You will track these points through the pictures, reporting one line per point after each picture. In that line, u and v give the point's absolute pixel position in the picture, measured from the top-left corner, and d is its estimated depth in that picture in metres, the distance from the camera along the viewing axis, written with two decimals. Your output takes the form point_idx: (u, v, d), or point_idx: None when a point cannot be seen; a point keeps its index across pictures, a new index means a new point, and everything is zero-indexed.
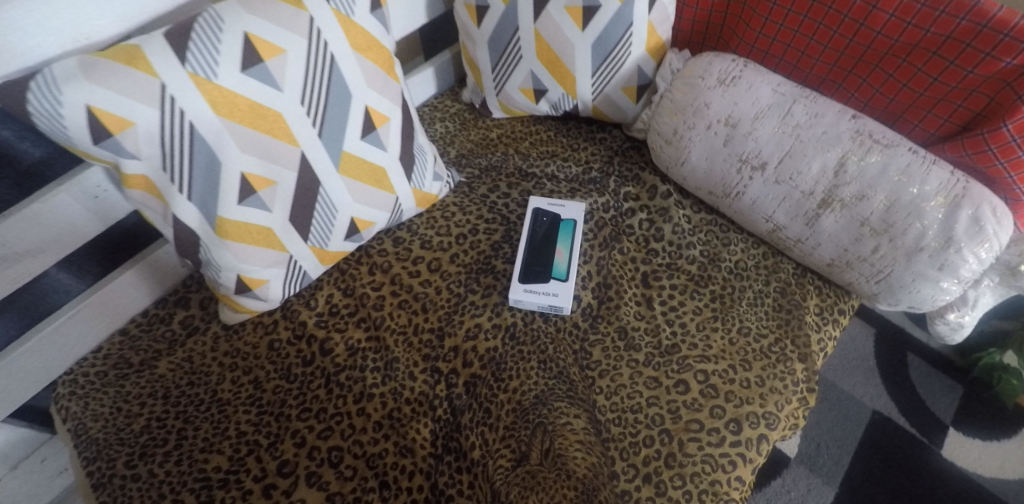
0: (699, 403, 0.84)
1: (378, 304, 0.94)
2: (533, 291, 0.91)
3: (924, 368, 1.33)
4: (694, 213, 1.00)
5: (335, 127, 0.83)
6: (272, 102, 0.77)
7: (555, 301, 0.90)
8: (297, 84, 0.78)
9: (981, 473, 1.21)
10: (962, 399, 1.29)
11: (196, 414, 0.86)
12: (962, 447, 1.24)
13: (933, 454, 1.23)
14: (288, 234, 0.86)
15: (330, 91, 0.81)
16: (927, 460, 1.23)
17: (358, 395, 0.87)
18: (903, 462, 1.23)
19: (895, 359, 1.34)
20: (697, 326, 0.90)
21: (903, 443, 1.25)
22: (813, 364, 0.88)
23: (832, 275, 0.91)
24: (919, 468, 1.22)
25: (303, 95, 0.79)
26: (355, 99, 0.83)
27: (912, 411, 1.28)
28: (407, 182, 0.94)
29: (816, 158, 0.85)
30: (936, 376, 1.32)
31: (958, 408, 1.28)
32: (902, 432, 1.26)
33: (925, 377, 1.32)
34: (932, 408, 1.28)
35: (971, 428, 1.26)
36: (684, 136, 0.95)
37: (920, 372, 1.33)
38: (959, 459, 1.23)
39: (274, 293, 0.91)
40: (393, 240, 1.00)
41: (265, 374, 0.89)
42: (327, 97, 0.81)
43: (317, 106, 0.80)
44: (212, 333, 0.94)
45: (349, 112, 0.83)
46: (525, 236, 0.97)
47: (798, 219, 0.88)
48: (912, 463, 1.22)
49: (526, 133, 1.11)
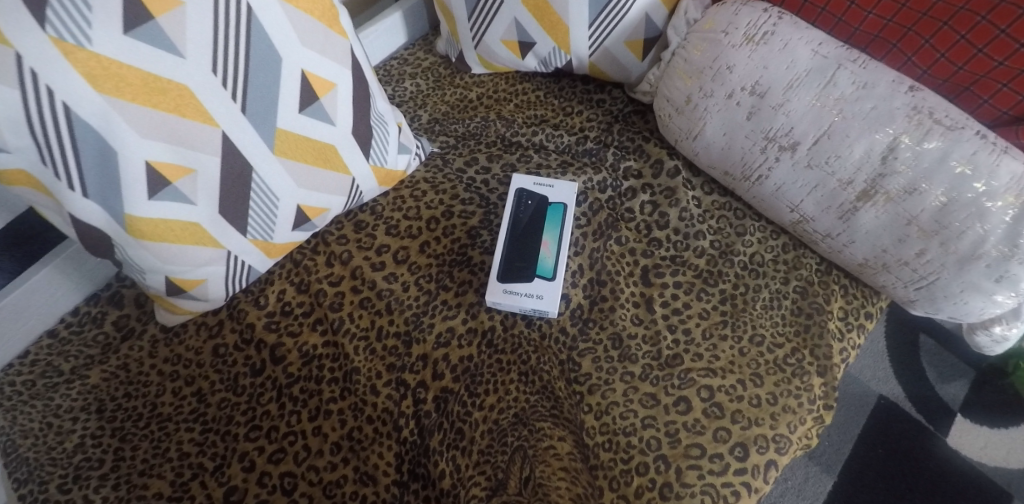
0: (701, 425, 0.73)
1: (337, 303, 0.81)
2: (514, 292, 0.78)
3: (937, 351, 1.22)
4: (705, 194, 0.86)
5: (264, 99, 0.67)
6: (173, 72, 0.61)
7: (540, 305, 0.77)
8: (209, 47, 0.62)
9: (986, 462, 1.13)
10: (975, 384, 1.19)
11: (134, 431, 0.76)
12: (967, 435, 1.15)
13: (938, 443, 1.15)
14: (221, 229, 0.72)
15: (251, 54, 0.65)
16: (935, 449, 1.14)
17: (314, 411, 0.76)
18: (909, 452, 1.14)
19: (907, 340, 1.24)
20: (703, 333, 0.78)
21: (908, 431, 1.16)
22: (833, 379, 0.77)
23: (863, 275, 0.78)
24: (927, 459, 1.13)
25: (215, 62, 0.63)
26: (287, 62, 0.67)
27: (920, 397, 1.19)
28: (364, 160, 0.79)
29: (860, 141, 0.70)
30: (949, 359, 1.22)
31: (968, 393, 1.18)
32: (909, 419, 1.17)
33: (937, 360, 1.22)
34: (938, 393, 1.19)
35: (979, 414, 1.16)
36: (699, 105, 0.79)
37: (932, 355, 1.22)
38: (964, 448, 1.14)
39: (215, 293, 0.79)
40: (354, 225, 0.86)
41: (209, 386, 0.79)
42: (248, 62, 0.65)
43: (236, 74, 0.64)
44: (150, 337, 0.82)
45: (282, 80, 0.68)
46: (506, 224, 0.83)
47: (830, 211, 0.74)
48: (919, 453, 1.14)
49: (511, 93, 0.95)
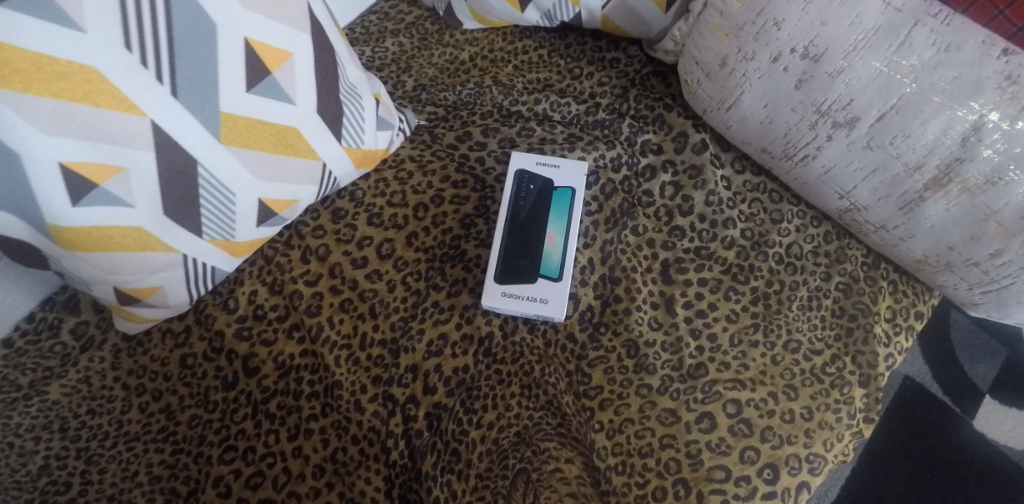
0: (727, 445, 0.65)
1: (315, 306, 0.72)
2: (514, 295, 0.68)
3: (968, 327, 1.09)
4: (735, 173, 0.75)
5: (200, 78, 0.55)
6: (70, 51, 0.49)
7: (544, 310, 0.68)
8: (114, 15, 0.50)
9: (1014, 446, 1.02)
10: (1008, 363, 1.06)
11: (101, 452, 0.68)
12: (995, 417, 1.04)
13: (964, 428, 1.03)
14: (171, 233, 0.62)
15: (173, 23, 0.52)
16: (963, 436, 1.03)
17: (293, 430, 0.68)
18: (936, 441, 1.03)
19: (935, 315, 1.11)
20: (730, 340, 0.69)
21: (934, 415, 1.04)
22: (877, 390, 0.68)
23: (919, 273, 0.68)
24: (956, 450, 1.02)
25: (127, 36, 0.51)
26: (224, 29, 0.55)
27: (948, 377, 1.06)
28: (336, 142, 0.67)
29: (936, 118, 0.57)
30: (980, 336, 1.09)
31: (999, 373, 1.06)
32: (935, 401, 1.05)
33: (968, 337, 1.09)
34: (967, 373, 1.06)
35: (1010, 395, 1.05)
36: (737, 70, 0.66)
37: (963, 331, 1.09)
38: (991, 431, 1.03)
39: (178, 299, 0.70)
40: (332, 214, 0.75)
41: (179, 401, 0.70)
42: (172, 33, 0.53)
43: (158, 50, 0.52)
44: (112, 346, 0.73)
45: (220, 52, 0.55)
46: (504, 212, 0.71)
47: (888, 201, 0.63)
48: (946, 443, 1.02)
49: (509, 53, 0.83)
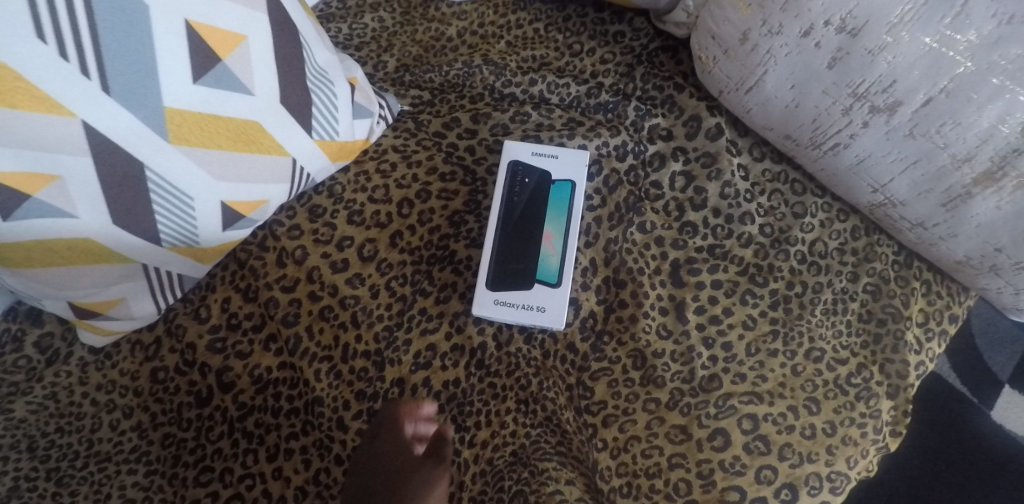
0: (743, 464, 0.59)
1: (293, 315, 0.66)
2: (508, 304, 0.62)
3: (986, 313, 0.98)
4: (754, 161, 0.67)
5: (136, 72, 0.47)
6: None
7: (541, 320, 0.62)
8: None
9: None
10: None
11: (71, 474, 0.62)
12: (1014, 407, 0.94)
13: (982, 419, 0.93)
14: (124, 243, 0.55)
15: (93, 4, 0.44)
16: (984, 431, 0.93)
17: (273, 450, 0.62)
18: (954, 437, 0.93)
19: None
20: (747, 348, 0.63)
21: (953, 409, 0.94)
22: (906, 402, 0.62)
23: (957, 274, 0.61)
24: (978, 449, 0.92)
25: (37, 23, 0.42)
26: (158, 10, 0.47)
27: (966, 365, 0.96)
28: (306, 135, 0.60)
29: (994, 102, 0.49)
30: (998, 320, 0.98)
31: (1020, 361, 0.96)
32: (952, 392, 0.95)
33: (985, 323, 0.98)
34: (986, 360, 0.96)
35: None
36: (760, 46, 0.58)
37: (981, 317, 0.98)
38: (1009, 421, 0.93)
39: (143, 310, 0.64)
40: (309, 213, 0.69)
41: (151, 419, 0.65)
42: (94, 17, 0.44)
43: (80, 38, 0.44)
44: (78, 360, 0.67)
45: (156, 40, 0.47)
46: (496, 209, 0.65)
47: (929, 195, 0.56)
48: (967, 440, 0.92)
49: (501, 29, 0.75)
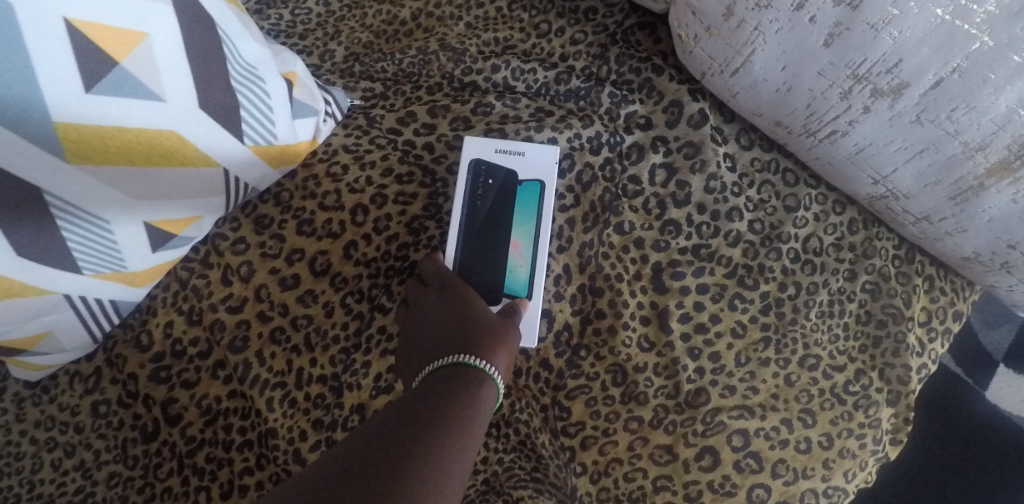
0: (732, 485, 0.54)
1: (241, 339, 0.60)
2: None
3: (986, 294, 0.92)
4: (741, 149, 0.61)
5: (9, 82, 0.39)
6: None
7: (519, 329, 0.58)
8: None
9: None
10: None
11: None
12: (1009, 387, 0.88)
13: (975, 402, 0.88)
14: (37, 274, 0.49)
15: None
16: (977, 415, 0.88)
17: (227, 486, 0.58)
18: (946, 423, 0.87)
19: None
20: (737, 359, 0.57)
21: (946, 393, 0.88)
22: (908, 408, 0.57)
23: (964, 270, 0.56)
24: (972, 436, 0.87)
25: None
26: (28, 9, 0.39)
27: (965, 350, 0.90)
28: (237, 142, 0.54)
29: (1014, 82, 0.42)
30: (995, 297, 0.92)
31: (1017, 339, 0.90)
32: (944, 374, 0.90)
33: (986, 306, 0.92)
34: (980, 339, 0.90)
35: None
36: (747, 22, 0.50)
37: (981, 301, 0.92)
38: (1004, 401, 0.87)
39: (76, 340, 0.58)
40: (254, 224, 0.63)
41: (94, 457, 0.60)
42: None
43: None
44: (13, 395, 0.62)
45: (29, 45, 0.39)
46: (456, 217, 0.59)
47: (936, 188, 0.50)
48: (959, 426, 0.87)
49: (460, 8, 0.68)
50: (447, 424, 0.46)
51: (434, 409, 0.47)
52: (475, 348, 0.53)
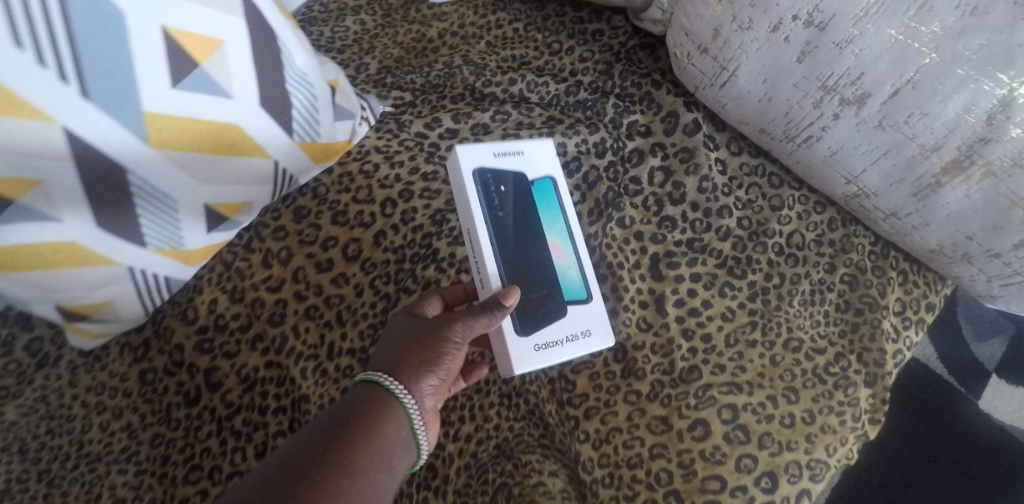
0: (722, 453, 0.59)
1: (278, 315, 0.67)
2: (547, 344, 0.60)
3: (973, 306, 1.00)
4: (731, 155, 0.69)
5: (113, 75, 0.47)
6: None
7: (596, 327, 0.62)
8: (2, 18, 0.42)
9: None
10: (1015, 342, 0.97)
11: (62, 474, 0.64)
12: (1002, 397, 0.94)
13: (957, 400, 0.94)
14: (110, 245, 0.56)
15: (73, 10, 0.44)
16: (966, 419, 0.93)
17: (261, 448, 0.63)
18: (931, 422, 0.93)
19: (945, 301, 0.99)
20: (726, 340, 0.64)
21: (934, 399, 0.94)
22: (884, 389, 0.63)
23: (932, 262, 0.62)
24: (951, 429, 0.92)
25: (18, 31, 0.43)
26: (136, 16, 0.47)
27: (952, 355, 0.96)
28: (287, 137, 0.61)
29: (958, 91, 0.50)
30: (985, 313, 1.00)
31: (1007, 352, 0.97)
32: (935, 381, 0.95)
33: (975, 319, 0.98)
34: (973, 352, 0.97)
35: (1019, 374, 0.95)
36: (732, 41, 0.58)
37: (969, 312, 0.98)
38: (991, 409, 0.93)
39: (131, 312, 0.64)
40: (294, 214, 0.70)
41: (140, 420, 0.66)
42: (74, 25, 0.45)
43: (58, 43, 0.44)
44: (68, 363, 0.69)
45: (134, 44, 0.47)
46: (488, 231, 0.59)
47: (900, 185, 0.57)
48: (943, 424, 0.93)
49: (482, 29, 0.77)
50: (308, 497, 0.45)
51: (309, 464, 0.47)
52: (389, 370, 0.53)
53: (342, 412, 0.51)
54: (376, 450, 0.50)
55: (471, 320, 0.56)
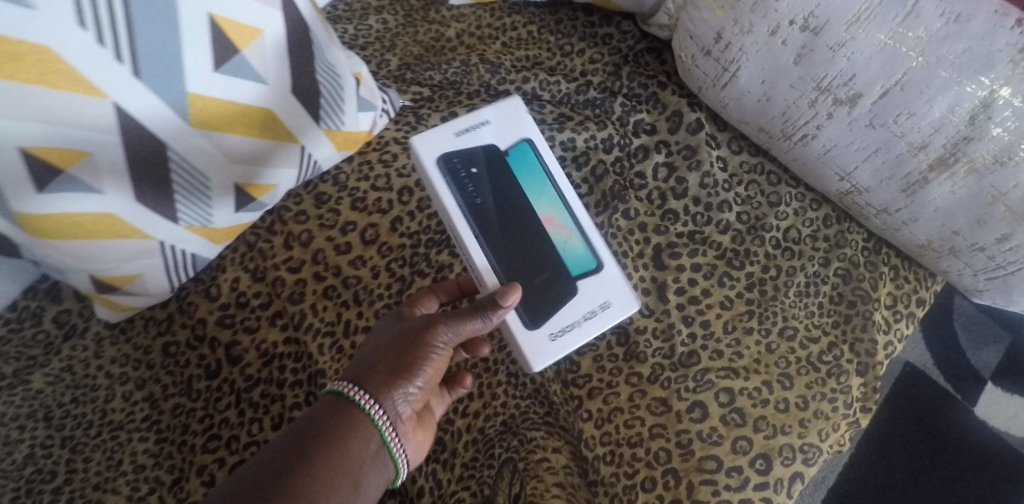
0: (719, 435, 0.62)
1: (298, 293, 0.70)
2: (563, 329, 0.61)
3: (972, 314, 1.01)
4: (732, 154, 0.72)
5: (163, 56, 0.51)
6: (23, 28, 0.44)
7: (611, 298, 0.63)
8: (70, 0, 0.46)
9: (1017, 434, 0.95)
10: (1011, 350, 0.98)
11: (84, 441, 0.67)
12: (997, 404, 0.96)
13: (948, 403, 0.96)
14: (146, 219, 0.59)
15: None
16: (955, 422, 0.96)
17: (277, 419, 0.66)
18: (922, 423, 0.96)
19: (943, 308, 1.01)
20: (724, 326, 0.67)
21: (924, 400, 0.97)
22: (875, 379, 0.66)
23: (921, 257, 0.66)
24: (940, 431, 0.95)
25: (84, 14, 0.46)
26: (185, 4, 0.51)
27: (948, 361, 0.98)
28: (313, 123, 0.65)
29: (943, 93, 0.53)
30: (983, 323, 1.00)
31: (1003, 359, 0.98)
32: (931, 385, 0.97)
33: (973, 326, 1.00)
34: (969, 359, 0.98)
35: (1015, 382, 0.97)
36: (733, 44, 0.63)
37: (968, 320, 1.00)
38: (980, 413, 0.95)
39: (158, 287, 0.68)
40: (315, 199, 0.73)
41: (162, 390, 0.69)
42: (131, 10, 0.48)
43: (117, 27, 0.48)
44: (94, 334, 0.72)
45: (182, 29, 0.51)
46: (466, 221, 0.60)
47: (890, 182, 0.61)
48: (934, 426, 0.95)
49: (498, 31, 0.82)
50: None
51: (269, 480, 0.45)
52: (365, 376, 0.51)
53: (313, 422, 0.49)
54: (342, 467, 0.47)
55: (456, 325, 0.54)
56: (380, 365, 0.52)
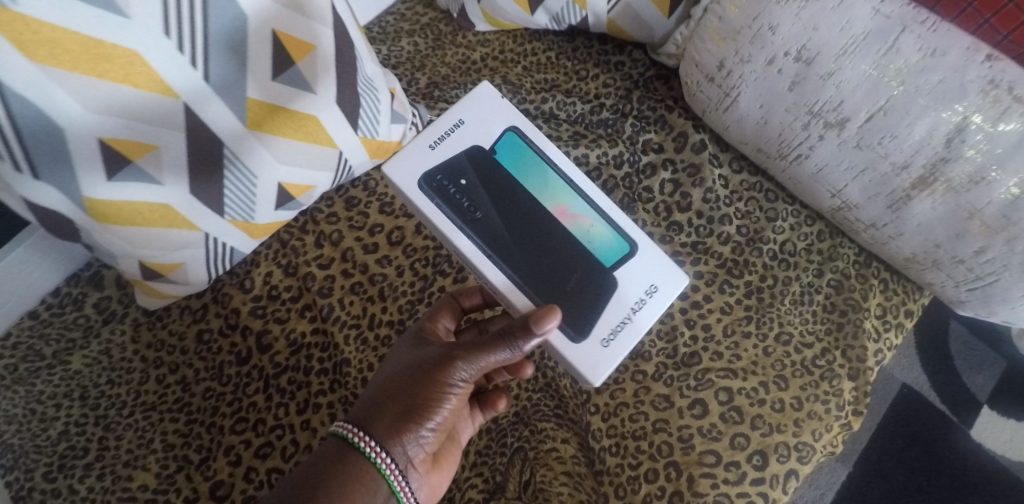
0: (718, 431, 0.66)
1: (327, 288, 0.75)
2: (613, 334, 0.61)
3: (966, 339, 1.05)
4: (733, 173, 0.78)
5: (230, 64, 0.59)
6: (118, 35, 0.53)
7: (652, 278, 0.64)
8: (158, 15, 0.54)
9: (1008, 456, 0.98)
10: (1005, 374, 1.02)
11: (118, 419, 0.71)
12: (989, 426, 0.99)
13: (941, 424, 1.00)
14: (196, 211, 0.65)
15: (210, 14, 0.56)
16: (948, 441, 0.99)
17: (302, 404, 0.70)
18: (915, 441, 0.99)
19: (939, 332, 1.05)
20: (724, 329, 0.72)
21: (918, 419, 1.00)
22: (865, 383, 0.71)
23: (907, 270, 0.71)
24: (933, 450, 0.99)
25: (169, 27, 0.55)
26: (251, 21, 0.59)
27: (943, 383, 1.02)
28: (353, 132, 0.71)
29: (923, 117, 0.60)
30: (977, 346, 1.04)
31: (996, 383, 1.02)
32: (925, 404, 1.01)
33: (968, 351, 1.03)
34: (963, 381, 1.02)
35: (1009, 406, 1.00)
36: (734, 72, 0.69)
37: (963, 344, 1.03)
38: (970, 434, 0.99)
39: (197, 277, 0.72)
40: (346, 202, 0.79)
41: (194, 374, 0.73)
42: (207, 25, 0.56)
43: (194, 38, 0.56)
44: (132, 320, 0.77)
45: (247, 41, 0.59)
46: (471, 238, 0.62)
47: (878, 199, 0.67)
48: (926, 445, 0.99)
49: (520, 55, 0.88)
50: None
51: None
52: (381, 420, 0.55)
53: (327, 463, 0.54)
54: None
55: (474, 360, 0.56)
56: (394, 408, 0.55)
